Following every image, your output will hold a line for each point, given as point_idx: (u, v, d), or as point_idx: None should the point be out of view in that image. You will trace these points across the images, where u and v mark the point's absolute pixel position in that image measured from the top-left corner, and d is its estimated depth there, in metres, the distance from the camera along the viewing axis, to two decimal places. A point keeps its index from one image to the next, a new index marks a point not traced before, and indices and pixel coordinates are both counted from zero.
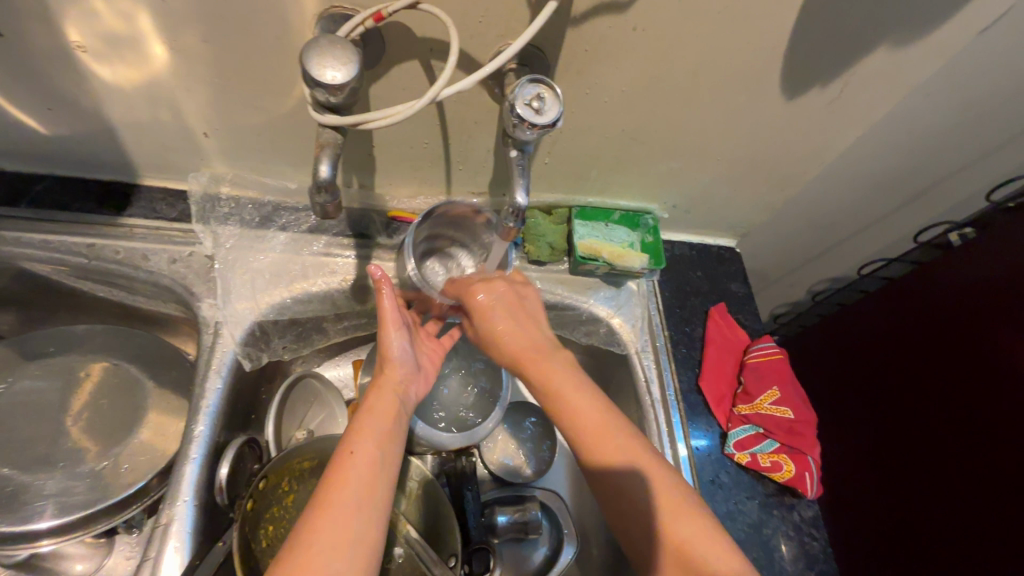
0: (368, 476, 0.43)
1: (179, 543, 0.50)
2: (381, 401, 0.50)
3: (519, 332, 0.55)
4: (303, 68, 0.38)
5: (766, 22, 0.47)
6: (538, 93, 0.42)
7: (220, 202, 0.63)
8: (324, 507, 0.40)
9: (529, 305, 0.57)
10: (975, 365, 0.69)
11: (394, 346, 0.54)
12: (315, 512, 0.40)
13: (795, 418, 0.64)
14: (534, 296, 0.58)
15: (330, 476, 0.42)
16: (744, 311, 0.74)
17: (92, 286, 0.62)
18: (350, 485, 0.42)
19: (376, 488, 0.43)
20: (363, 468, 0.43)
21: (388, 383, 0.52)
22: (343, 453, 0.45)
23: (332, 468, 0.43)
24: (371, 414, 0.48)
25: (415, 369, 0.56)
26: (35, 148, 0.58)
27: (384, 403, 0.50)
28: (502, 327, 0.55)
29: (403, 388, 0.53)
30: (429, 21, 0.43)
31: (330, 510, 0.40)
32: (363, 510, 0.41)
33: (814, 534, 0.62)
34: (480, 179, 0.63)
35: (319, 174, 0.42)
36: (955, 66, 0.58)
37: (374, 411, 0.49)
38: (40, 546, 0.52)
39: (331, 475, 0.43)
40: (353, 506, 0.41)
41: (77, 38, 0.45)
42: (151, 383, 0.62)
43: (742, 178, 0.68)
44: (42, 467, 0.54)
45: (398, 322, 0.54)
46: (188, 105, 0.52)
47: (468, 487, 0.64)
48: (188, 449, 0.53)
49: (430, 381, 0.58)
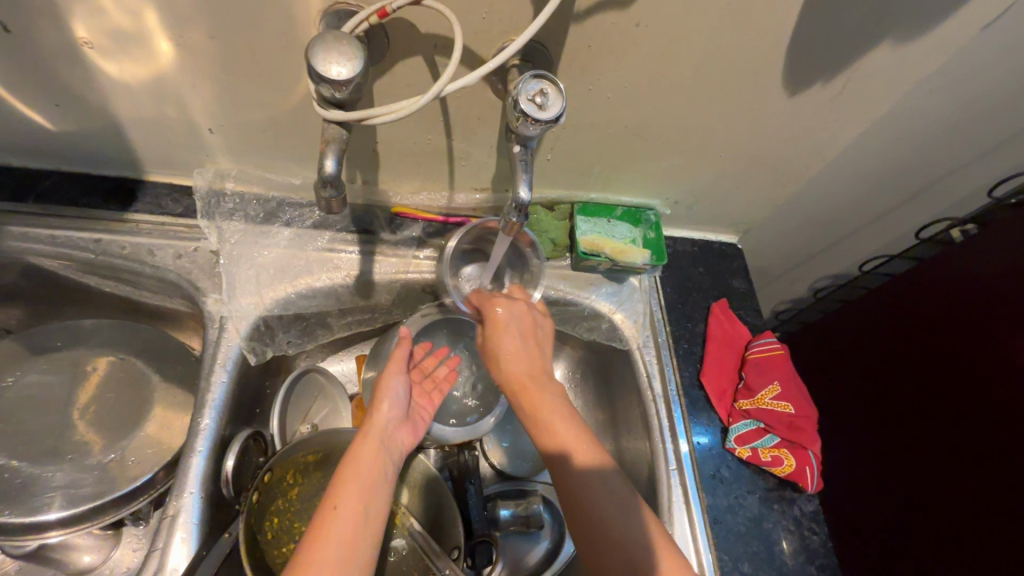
0: (351, 528, 0.45)
1: (186, 534, 0.50)
2: (367, 449, 0.52)
3: (524, 356, 0.56)
4: (308, 64, 0.39)
5: (769, 17, 0.47)
6: (541, 88, 0.42)
7: (225, 198, 0.63)
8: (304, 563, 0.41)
9: (538, 333, 0.58)
10: (978, 361, 0.69)
11: (390, 392, 0.57)
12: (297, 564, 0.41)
13: (796, 413, 0.64)
14: (546, 325, 0.60)
15: (315, 530, 0.44)
16: (745, 307, 0.74)
17: (98, 281, 0.63)
18: (331, 539, 0.43)
19: (357, 541, 0.44)
20: (346, 520, 0.45)
21: (376, 429, 0.54)
22: (327, 505, 0.46)
23: (317, 520, 0.45)
24: (356, 463, 0.50)
25: (405, 416, 0.58)
26: (42, 144, 0.58)
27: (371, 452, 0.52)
28: (507, 351, 0.56)
29: (393, 435, 0.55)
30: (432, 18, 0.44)
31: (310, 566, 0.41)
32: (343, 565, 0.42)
33: (814, 528, 0.62)
34: (482, 175, 0.63)
35: (324, 169, 0.43)
36: (957, 62, 0.58)
37: (359, 459, 0.50)
38: (49, 538, 0.52)
39: (316, 530, 0.44)
40: (333, 562, 0.42)
41: (85, 35, 0.45)
42: (157, 377, 0.62)
43: (744, 174, 0.68)
44: (51, 459, 0.55)
45: (398, 367, 0.58)
46: (193, 101, 0.53)
47: (471, 480, 0.65)
48: (195, 442, 0.54)
49: (423, 428, 0.60)
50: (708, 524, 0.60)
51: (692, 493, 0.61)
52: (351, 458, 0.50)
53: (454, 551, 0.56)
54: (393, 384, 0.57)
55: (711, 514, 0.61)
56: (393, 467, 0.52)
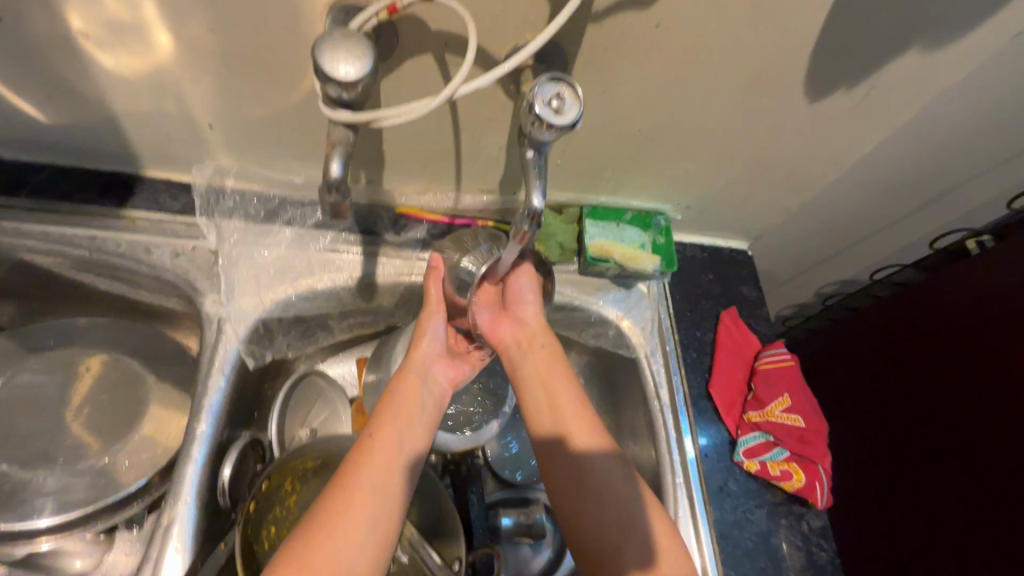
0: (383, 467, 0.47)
1: (180, 544, 0.49)
2: (407, 389, 0.53)
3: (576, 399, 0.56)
4: (314, 63, 0.37)
5: (795, 20, 0.45)
6: (558, 91, 0.40)
7: (225, 196, 0.61)
8: (347, 488, 0.45)
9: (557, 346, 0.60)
10: (995, 375, 0.68)
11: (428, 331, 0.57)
12: (333, 498, 0.44)
13: (806, 426, 0.62)
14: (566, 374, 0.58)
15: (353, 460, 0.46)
16: (755, 315, 0.73)
17: (92, 278, 0.61)
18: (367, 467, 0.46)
19: (393, 477, 0.47)
20: (382, 454, 0.47)
21: (415, 366, 0.56)
22: (365, 436, 0.49)
23: (354, 454, 0.47)
24: (398, 402, 0.52)
25: (442, 352, 0.59)
26: (34, 135, 0.56)
27: (414, 394, 0.54)
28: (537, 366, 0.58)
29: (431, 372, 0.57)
30: (445, 14, 0.42)
31: (348, 495, 0.44)
32: (376, 502, 0.45)
33: (823, 545, 0.61)
34: (491, 177, 0.62)
35: (329, 173, 0.41)
36: (985, 71, 0.56)
37: (395, 395, 0.53)
38: (38, 544, 0.51)
39: (353, 459, 0.47)
40: (365, 496, 0.44)
41: (79, 25, 0.43)
42: (153, 378, 0.61)
43: (758, 181, 0.66)
44: (43, 463, 0.54)
45: (437, 308, 0.58)
46: (193, 95, 0.51)
47: (473, 489, 0.64)
48: (191, 448, 0.52)
49: (462, 367, 0.61)
50: (714, 539, 0.59)
51: (698, 506, 0.60)
52: (392, 395, 0.53)
53: (456, 562, 0.54)
54: (433, 322, 0.58)
55: (717, 528, 0.60)
56: (432, 410, 0.54)
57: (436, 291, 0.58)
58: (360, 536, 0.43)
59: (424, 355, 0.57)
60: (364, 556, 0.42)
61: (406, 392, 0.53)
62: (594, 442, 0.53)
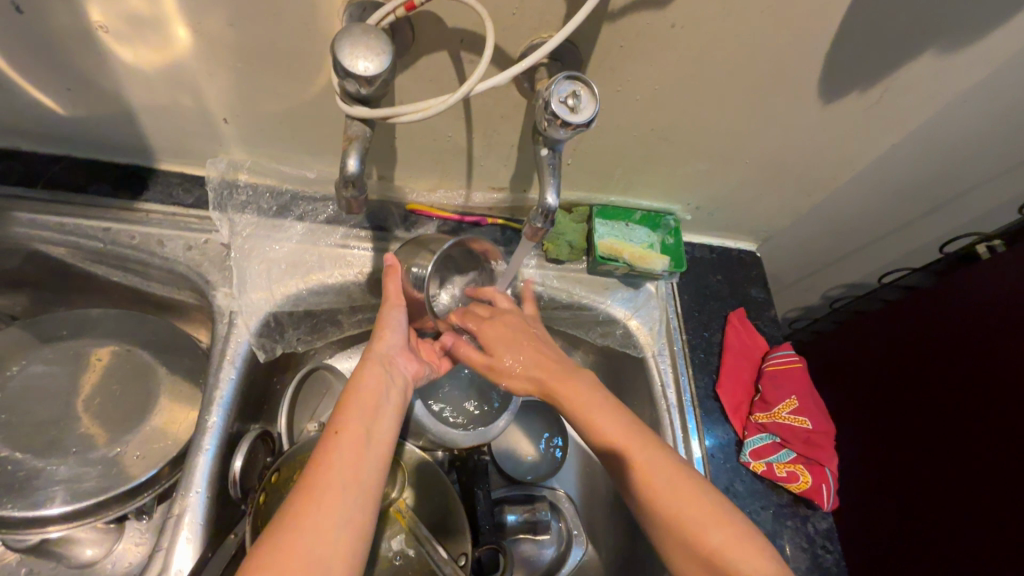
0: (353, 458, 0.44)
1: (191, 534, 0.49)
2: (371, 379, 0.51)
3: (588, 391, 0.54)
4: (334, 58, 0.37)
5: (811, 21, 0.45)
6: (574, 90, 0.40)
7: (238, 190, 0.62)
8: (316, 480, 0.42)
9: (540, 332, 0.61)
10: (1003, 379, 0.67)
11: (392, 325, 0.56)
12: (303, 492, 0.41)
13: (813, 428, 0.62)
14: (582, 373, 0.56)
15: (320, 453, 0.44)
16: (763, 317, 0.73)
17: (105, 270, 0.62)
18: (337, 464, 0.43)
19: (361, 472, 0.44)
20: (349, 448, 0.45)
21: (376, 358, 0.54)
22: (329, 433, 0.46)
23: (321, 446, 0.45)
24: (360, 398, 0.49)
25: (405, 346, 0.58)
26: (51, 127, 0.57)
27: (376, 387, 0.51)
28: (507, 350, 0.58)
29: (393, 363, 0.55)
30: (462, 12, 0.42)
31: (318, 493, 0.41)
32: (346, 497, 0.42)
33: (828, 546, 0.61)
34: (502, 175, 0.62)
35: (347, 168, 0.41)
36: (1002, 75, 0.56)
37: (358, 385, 0.50)
38: (49, 532, 0.51)
39: (320, 452, 0.44)
40: (338, 494, 0.42)
41: (99, 18, 0.44)
42: (165, 370, 0.61)
43: (769, 183, 0.66)
44: (56, 452, 0.54)
45: (398, 302, 0.56)
46: (209, 89, 0.51)
47: (479, 485, 0.64)
48: (202, 439, 0.53)
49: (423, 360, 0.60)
50: None
51: None
52: (355, 385, 0.50)
53: (461, 557, 0.54)
54: (395, 317, 0.56)
55: None
56: (396, 402, 0.52)
57: (395, 288, 0.56)
58: (334, 528, 0.40)
59: (387, 347, 0.55)
60: (342, 545, 0.40)
61: (370, 381, 0.51)
62: (601, 421, 0.51)
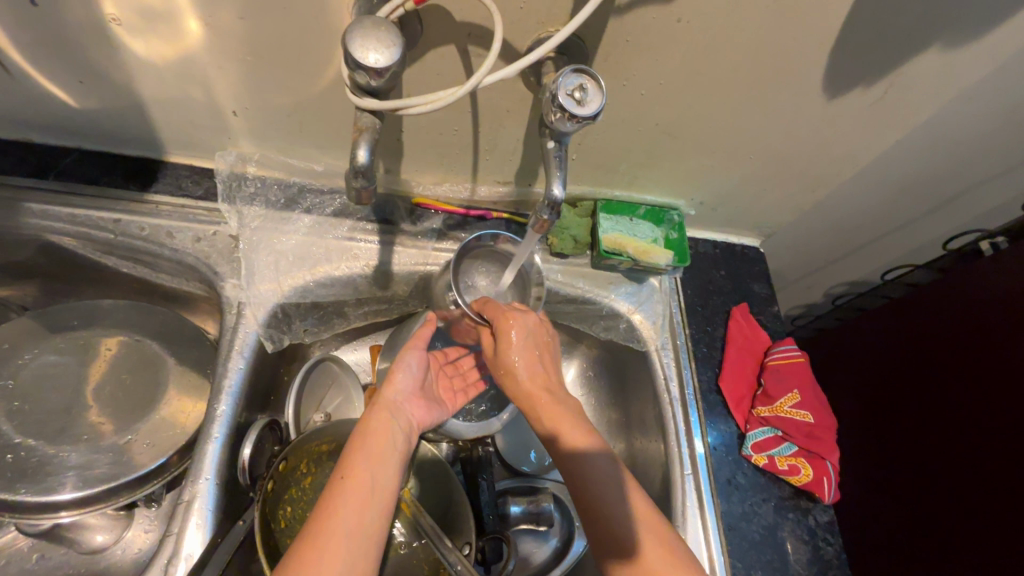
0: (359, 502, 0.45)
1: (201, 520, 0.50)
2: (380, 423, 0.52)
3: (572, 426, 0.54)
4: (345, 50, 0.38)
5: (815, 17, 0.46)
6: (581, 83, 0.41)
7: (246, 182, 0.63)
8: (325, 524, 0.42)
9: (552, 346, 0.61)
10: (1003, 375, 0.68)
11: (405, 369, 0.58)
12: (310, 535, 0.42)
13: (815, 422, 0.63)
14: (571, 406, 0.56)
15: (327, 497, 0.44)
16: (765, 312, 0.73)
17: (115, 261, 0.63)
18: (342, 509, 0.44)
19: (367, 517, 0.44)
20: (356, 492, 0.45)
21: (386, 402, 0.55)
22: (337, 476, 0.47)
23: (330, 489, 0.45)
24: (367, 441, 0.50)
25: (417, 390, 0.59)
26: (63, 119, 0.57)
27: (385, 429, 0.52)
28: (520, 358, 0.57)
29: (403, 407, 0.56)
30: (470, 5, 0.42)
31: (322, 537, 0.41)
32: (352, 541, 0.42)
33: (829, 539, 0.61)
34: (507, 169, 0.62)
35: (357, 159, 0.42)
36: (1006, 72, 0.56)
37: (368, 430, 0.51)
38: (60, 517, 0.52)
39: (327, 496, 0.45)
40: (340, 539, 0.42)
41: (113, 11, 0.44)
42: (173, 360, 0.62)
43: (773, 178, 0.67)
44: (67, 440, 0.55)
45: (419, 347, 0.60)
46: (219, 82, 0.52)
47: (483, 475, 0.65)
48: (211, 427, 0.54)
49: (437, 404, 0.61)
50: (721, 530, 0.60)
51: (706, 498, 0.61)
52: (364, 429, 0.51)
53: (465, 546, 0.55)
54: (406, 359, 0.59)
55: (725, 520, 0.60)
56: (403, 447, 0.52)
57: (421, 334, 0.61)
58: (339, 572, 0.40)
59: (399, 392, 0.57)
60: None
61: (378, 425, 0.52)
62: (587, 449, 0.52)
